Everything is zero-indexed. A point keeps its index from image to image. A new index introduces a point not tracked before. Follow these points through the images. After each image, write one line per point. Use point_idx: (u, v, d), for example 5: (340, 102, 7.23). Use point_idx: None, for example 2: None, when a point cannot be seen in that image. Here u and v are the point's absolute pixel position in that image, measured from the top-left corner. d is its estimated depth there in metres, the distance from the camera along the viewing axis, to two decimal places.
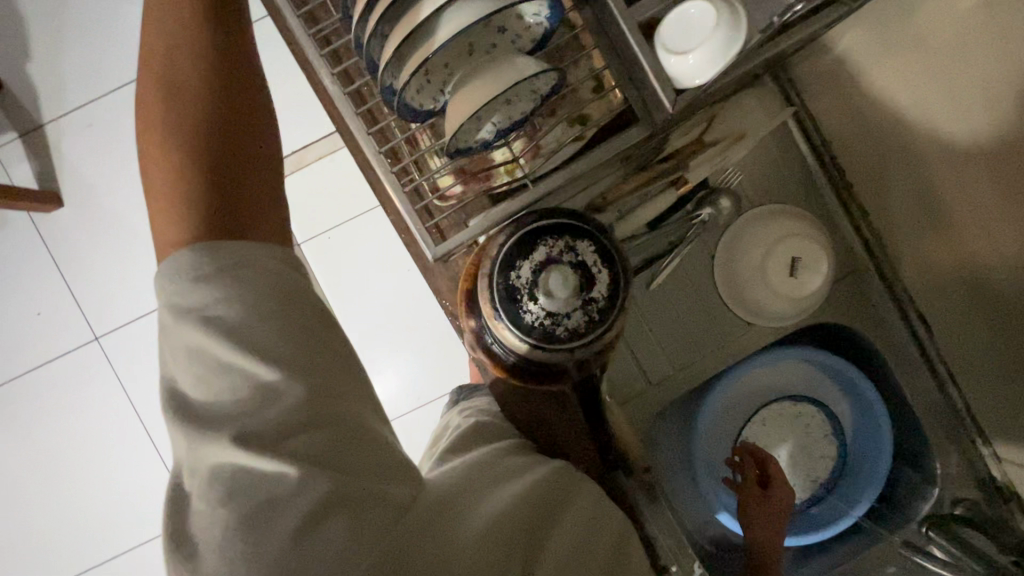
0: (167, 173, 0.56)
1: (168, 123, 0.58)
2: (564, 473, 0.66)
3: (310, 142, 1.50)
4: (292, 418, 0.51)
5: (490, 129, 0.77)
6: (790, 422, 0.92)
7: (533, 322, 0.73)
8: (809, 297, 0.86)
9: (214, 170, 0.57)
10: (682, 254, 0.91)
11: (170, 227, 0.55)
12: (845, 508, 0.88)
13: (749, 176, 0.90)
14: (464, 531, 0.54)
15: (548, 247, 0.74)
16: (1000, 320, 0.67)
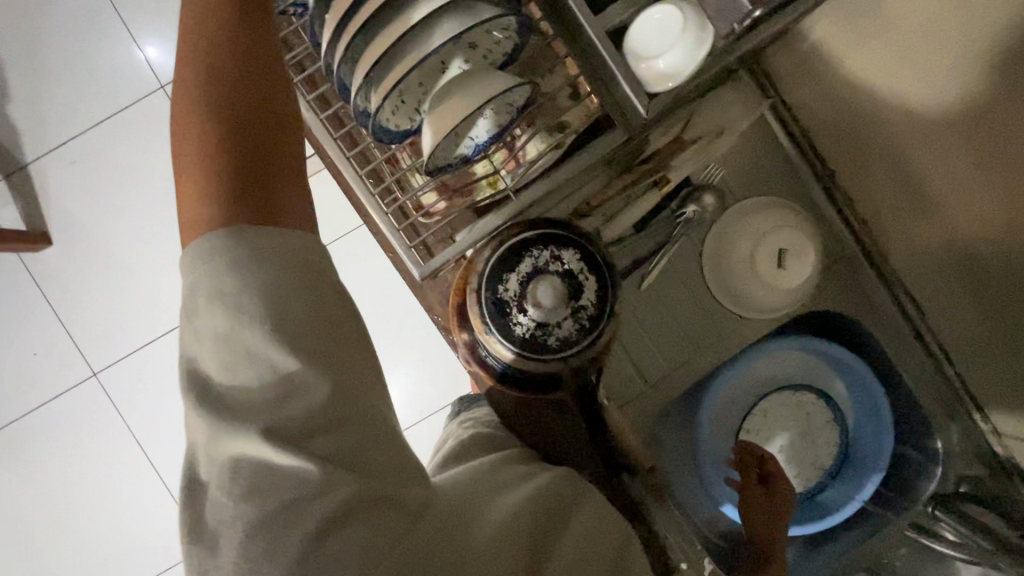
0: (198, 169, 0.47)
1: (204, 106, 0.49)
2: (576, 482, 0.61)
3: None
4: (309, 434, 0.44)
5: (468, 143, 0.64)
6: (792, 408, 0.90)
7: (527, 332, 0.60)
8: (801, 281, 0.80)
9: (245, 139, 0.49)
10: (668, 249, 0.82)
11: (201, 213, 0.46)
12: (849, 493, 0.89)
13: (733, 170, 0.86)
14: (486, 512, 0.52)
15: (534, 257, 0.62)
16: (996, 299, 0.69)
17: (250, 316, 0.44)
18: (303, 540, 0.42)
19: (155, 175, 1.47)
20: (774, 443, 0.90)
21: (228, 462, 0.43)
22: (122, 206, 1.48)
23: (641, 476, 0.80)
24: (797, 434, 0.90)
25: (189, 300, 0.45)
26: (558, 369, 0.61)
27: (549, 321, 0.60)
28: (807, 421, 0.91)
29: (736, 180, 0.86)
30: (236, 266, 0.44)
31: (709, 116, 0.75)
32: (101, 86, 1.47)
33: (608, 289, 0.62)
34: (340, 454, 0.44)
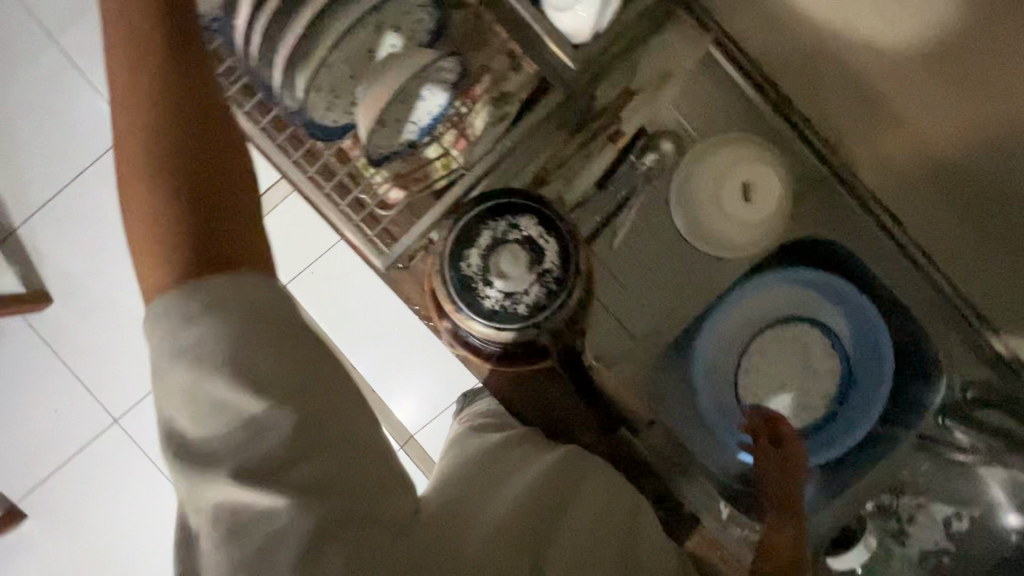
0: (147, 227, 0.47)
1: (143, 158, 0.48)
2: (581, 464, 0.63)
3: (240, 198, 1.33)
4: (284, 454, 0.44)
5: (412, 127, 0.65)
6: (787, 341, 0.89)
7: (497, 304, 0.61)
8: (774, 214, 0.80)
9: (191, 189, 0.47)
10: (635, 203, 0.82)
11: (158, 270, 0.46)
12: (863, 418, 0.85)
13: (691, 117, 0.85)
14: (489, 509, 0.54)
15: (492, 228, 0.61)
16: (976, 185, 0.80)
17: (208, 338, 0.44)
18: (293, 564, 0.42)
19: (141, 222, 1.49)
20: (778, 379, 0.88)
21: (209, 499, 0.43)
22: (114, 258, 1.51)
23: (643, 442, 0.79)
24: (798, 367, 0.89)
25: (148, 328, 0.45)
26: (535, 335, 0.61)
27: (515, 289, 0.61)
28: (806, 353, 0.89)
29: (695, 126, 0.85)
30: (187, 293, 0.44)
31: (650, 65, 0.73)
32: (74, 141, 1.50)
33: (572, 251, 0.61)
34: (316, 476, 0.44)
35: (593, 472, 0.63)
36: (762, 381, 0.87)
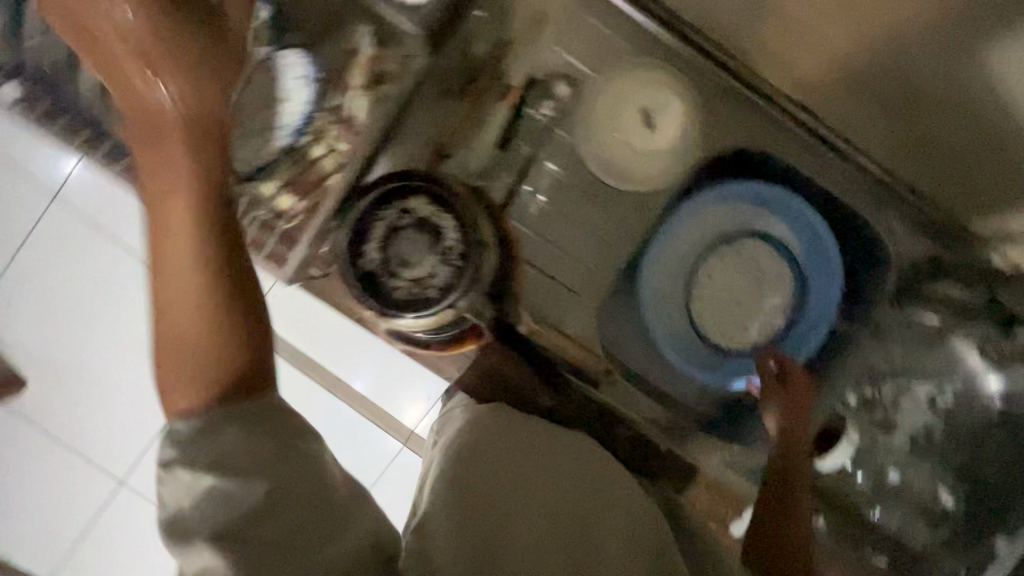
0: (180, 340, 0.43)
1: (178, 265, 0.43)
2: (560, 448, 0.62)
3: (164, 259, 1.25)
4: (254, 510, 0.40)
5: (286, 131, 0.65)
6: (734, 258, 0.86)
7: (407, 294, 0.58)
8: (676, 134, 0.80)
9: (227, 307, 0.44)
10: (547, 157, 0.79)
11: (185, 387, 0.42)
12: (818, 317, 0.85)
13: (583, 52, 0.79)
14: (472, 517, 0.52)
15: (385, 217, 0.59)
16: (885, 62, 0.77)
17: None
18: None
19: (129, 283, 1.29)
20: (729, 299, 0.86)
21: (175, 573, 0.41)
22: (88, 334, 1.30)
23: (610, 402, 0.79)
24: (749, 283, 0.86)
25: None
26: (453, 317, 0.59)
27: (422, 274, 0.59)
28: (755, 266, 0.86)
29: (591, 61, 0.79)
30: None
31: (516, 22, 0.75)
32: None
33: (472, 223, 0.60)
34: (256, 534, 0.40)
35: (570, 451, 0.63)
36: (713, 305, 0.86)
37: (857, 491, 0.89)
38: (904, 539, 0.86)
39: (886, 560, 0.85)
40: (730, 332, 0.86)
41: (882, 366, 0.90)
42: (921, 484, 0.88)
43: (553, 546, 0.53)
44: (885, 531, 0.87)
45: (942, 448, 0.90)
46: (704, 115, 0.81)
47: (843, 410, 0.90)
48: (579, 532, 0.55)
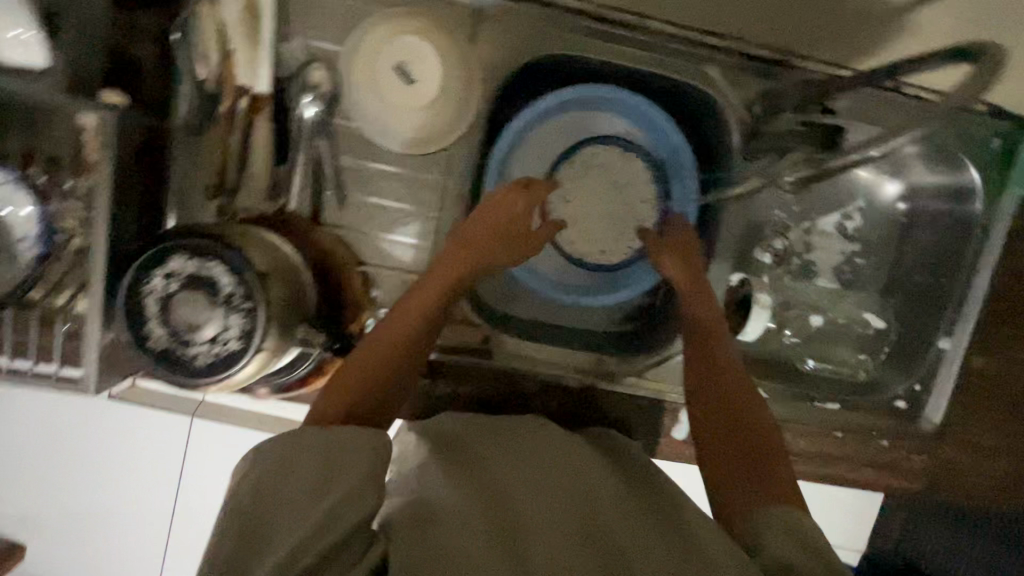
0: (370, 368, 0.60)
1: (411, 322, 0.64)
2: (539, 435, 0.66)
3: (42, 446, 0.98)
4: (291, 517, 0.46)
5: (26, 240, 0.58)
6: (582, 172, 0.82)
7: (212, 355, 0.56)
8: (441, 87, 0.68)
9: (397, 377, 0.62)
10: (337, 151, 0.71)
11: (339, 407, 0.57)
12: (680, 198, 0.80)
13: (317, 17, 0.67)
14: (453, 505, 0.53)
15: (150, 289, 0.54)
16: None
17: None
18: None
19: (46, 415, 0.98)
20: (593, 213, 0.83)
21: None
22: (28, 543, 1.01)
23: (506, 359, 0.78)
24: (607, 190, 0.82)
25: None
26: (268, 357, 0.56)
27: (216, 330, 0.55)
28: (605, 171, 0.82)
29: (327, 21, 0.67)
30: None
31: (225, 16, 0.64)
32: None
33: (240, 264, 0.54)
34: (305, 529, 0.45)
35: (549, 436, 0.66)
36: (579, 225, 0.83)
37: (789, 348, 0.88)
38: (843, 375, 0.88)
39: (838, 405, 0.85)
40: (605, 247, 0.84)
41: (781, 217, 0.89)
42: (849, 313, 0.90)
43: (542, 519, 0.54)
44: (825, 375, 0.88)
45: (862, 276, 0.91)
46: (473, 49, 0.69)
47: (757, 274, 0.89)
48: (566, 506, 0.56)
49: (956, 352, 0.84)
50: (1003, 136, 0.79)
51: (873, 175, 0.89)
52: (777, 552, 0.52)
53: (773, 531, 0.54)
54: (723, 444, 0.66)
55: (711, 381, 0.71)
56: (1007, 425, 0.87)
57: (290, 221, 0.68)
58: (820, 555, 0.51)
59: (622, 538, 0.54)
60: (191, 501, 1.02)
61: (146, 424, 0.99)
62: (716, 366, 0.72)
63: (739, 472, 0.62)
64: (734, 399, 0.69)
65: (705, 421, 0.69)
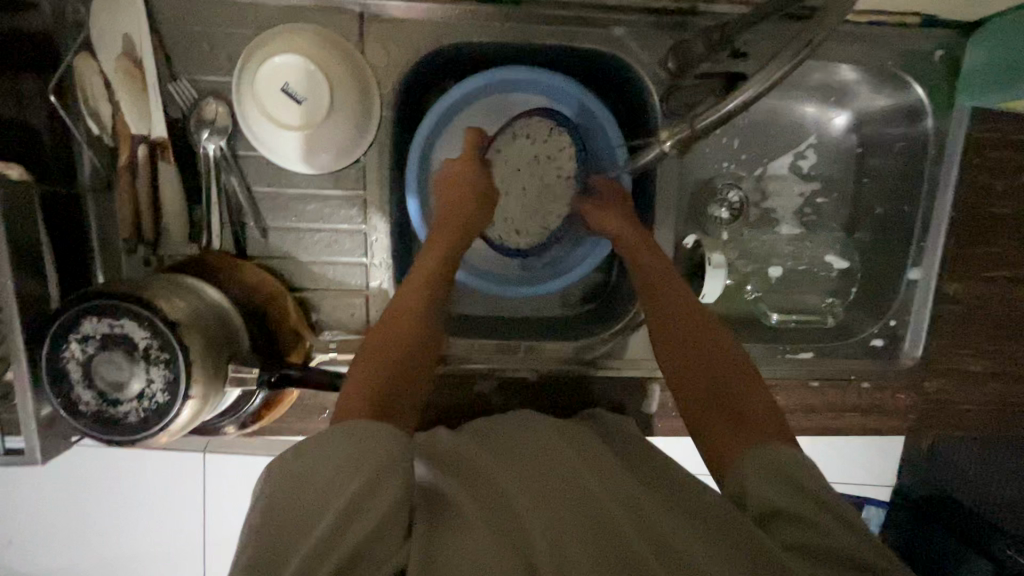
0: (375, 355, 0.60)
1: (417, 295, 0.64)
2: (557, 430, 0.64)
3: (51, 503, 1.01)
4: (330, 496, 0.47)
5: None
6: (504, 148, 0.78)
7: (139, 411, 0.55)
8: (328, 97, 0.65)
9: (403, 354, 0.60)
10: (247, 182, 0.70)
11: (352, 403, 0.55)
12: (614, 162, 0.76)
13: (199, 51, 0.66)
14: (468, 507, 0.52)
15: (70, 356, 0.55)
16: None
17: None
18: None
19: (47, 474, 1.00)
20: (517, 190, 0.80)
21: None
22: None
23: (459, 365, 0.77)
24: (527, 168, 0.79)
25: None
26: (195, 404, 0.56)
27: (138, 386, 0.55)
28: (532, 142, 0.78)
29: (211, 55, 0.66)
30: None
31: (108, 70, 0.64)
32: None
33: (145, 312, 0.54)
34: (335, 521, 0.45)
35: (572, 433, 0.64)
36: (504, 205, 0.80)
37: (752, 304, 0.86)
38: (813, 323, 0.84)
39: (810, 354, 0.81)
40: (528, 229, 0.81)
41: (728, 169, 0.85)
42: (812, 259, 0.86)
43: (567, 475, 0.56)
44: (793, 327, 0.84)
45: (823, 216, 0.87)
46: (363, 56, 0.67)
47: (713, 234, 0.86)
48: (588, 472, 0.56)
49: (928, 282, 0.80)
50: (945, 47, 0.75)
51: (819, 108, 0.84)
52: (765, 499, 0.50)
53: (761, 474, 0.52)
54: (693, 396, 0.61)
55: (669, 339, 0.65)
56: (998, 348, 0.82)
57: (211, 261, 0.68)
58: (809, 495, 0.49)
59: (656, 519, 0.51)
60: (222, 529, 1.04)
61: (163, 463, 1.01)
62: (671, 311, 0.66)
63: (717, 424, 0.58)
64: (697, 342, 0.63)
65: (675, 376, 0.63)
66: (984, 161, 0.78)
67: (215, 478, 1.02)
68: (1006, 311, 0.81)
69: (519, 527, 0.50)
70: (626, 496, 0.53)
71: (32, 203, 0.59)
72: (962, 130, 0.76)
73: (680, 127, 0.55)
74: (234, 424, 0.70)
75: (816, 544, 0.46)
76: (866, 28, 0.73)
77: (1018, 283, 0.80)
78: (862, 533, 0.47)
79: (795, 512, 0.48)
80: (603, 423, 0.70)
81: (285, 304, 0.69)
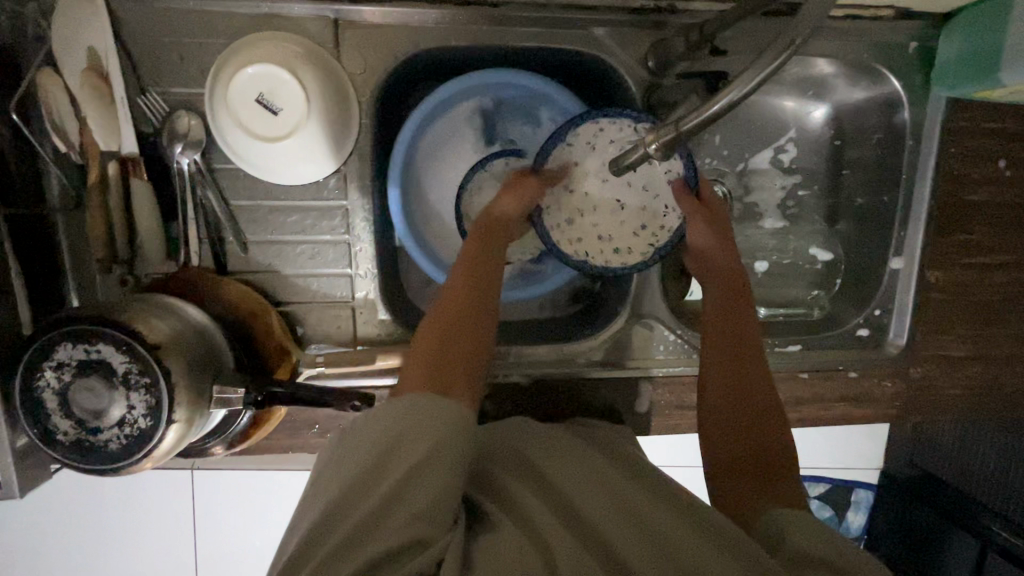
0: (436, 332, 0.58)
1: (467, 280, 0.63)
2: (565, 437, 0.64)
3: (36, 531, 0.97)
4: (360, 495, 0.46)
5: None
6: (592, 159, 0.71)
7: (120, 439, 0.53)
8: (307, 108, 0.63)
9: (464, 333, 0.58)
10: (225, 196, 0.68)
11: (414, 382, 0.54)
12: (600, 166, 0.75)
13: (169, 63, 0.64)
14: (502, 529, 0.51)
15: (45, 385, 0.53)
16: None
17: None
18: None
19: (29, 502, 0.96)
20: (608, 203, 0.72)
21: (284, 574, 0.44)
22: None
23: None
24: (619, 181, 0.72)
25: None
26: (179, 429, 0.54)
27: (119, 413, 0.53)
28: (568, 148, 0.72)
29: (182, 66, 0.64)
30: None
31: (72, 84, 0.62)
32: None
33: (124, 336, 0.52)
34: (363, 519, 0.44)
35: (570, 438, 0.64)
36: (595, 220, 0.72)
37: None
38: (799, 315, 0.87)
39: (799, 346, 0.82)
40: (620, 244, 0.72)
41: (712, 165, 0.85)
42: (795, 251, 0.88)
43: (596, 488, 0.55)
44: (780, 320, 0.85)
45: (806, 209, 0.88)
46: (340, 63, 0.66)
47: None
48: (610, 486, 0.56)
49: (910, 270, 0.81)
50: (918, 38, 0.76)
51: (798, 103, 0.85)
52: (801, 539, 0.50)
53: (796, 527, 0.52)
54: (735, 431, 0.63)
55: (723, 384, 0.65)
56: (984, 333, 0.83)
57: (190, 279, 0.66)
58: (845, 552, 0.48)
59: (652, 524, 0.51)
60: (213, 548, 1.02)
61: (150, 484, 0.98)
62: (723, 354, 0.66)
63: (755, 476, 0.59)
64: (750, 394, 0.64)
65: (728, 404, 0.64)
66: (961, 149, 0.78)
67: (205, 498, 1.00)
68: (986, 296, 0.82)
69: (554, 548, 0.49)
70: (621, 502, 0.54)
71: None
72: (939, 120, 0.77)
73: (666, 129, 0.54)
74: (221, 444, 0.69)
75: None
76: (842, 22, 0.74)
77: (996, 268, 0.81)
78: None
79: (825, 558, 0.48)
80: (598, 427, 0.70)
81: (267, 319, 0.68)
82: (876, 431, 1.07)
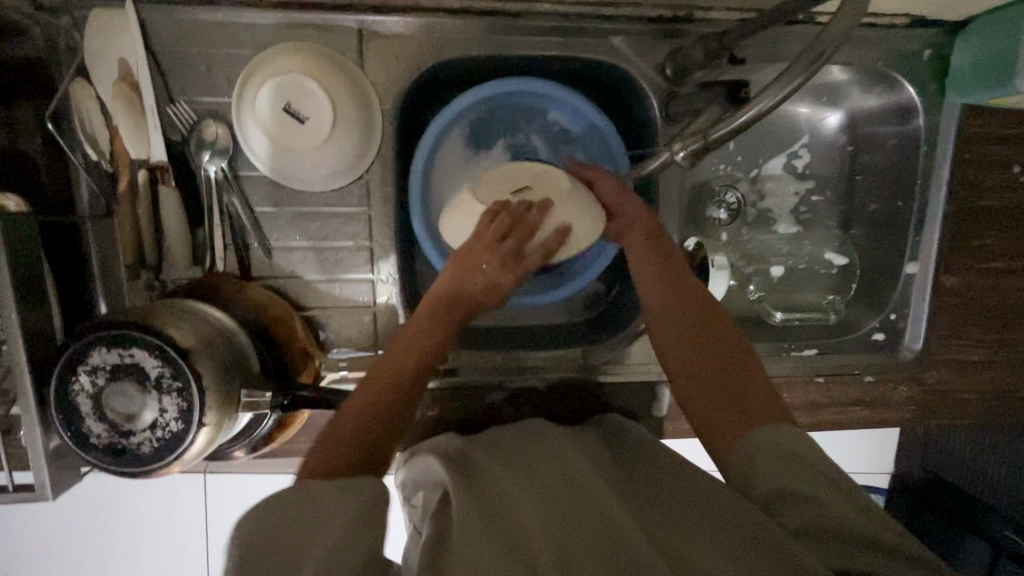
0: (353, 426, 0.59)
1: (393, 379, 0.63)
2: (571, 436, 0.66)
3: (62, 532, 0.98)
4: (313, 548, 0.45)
5: None
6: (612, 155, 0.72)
7: (153, 442, 0.54)
8: (332, 116, 0.64)
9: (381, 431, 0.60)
10: (250, 202, 0.69)
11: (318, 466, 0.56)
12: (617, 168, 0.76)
13: (198, 73, 0.65)
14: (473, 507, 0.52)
15: (80, 389, 0.54)
16: None
17: None
18: None
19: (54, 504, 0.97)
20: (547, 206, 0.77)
21: None
22: None
23: (470, 377, 0.77)
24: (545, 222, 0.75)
25: None
26: (209, 433, 0.55)
27: (152, 416, 0.54)
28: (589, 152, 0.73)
29: (211, 78, 0.66)
30: None
31: (106, 94, 0.63)
32: None
33: (157, 340, 0.53)
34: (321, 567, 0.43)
35: (580, 442, 0.65)
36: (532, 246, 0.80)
37: (755, 304, 0.87)
38: (815, 320, 0.85)
39: (815, 351, 0.82)
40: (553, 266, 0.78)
41: (726, 171, 0.86)
42: (810, 256, 0.88)
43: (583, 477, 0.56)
44: (796, 324, 0.85)
45: (820, 215, 0.89)
46: (364, 73, 0.67)
47: (713, 235, 0.87)
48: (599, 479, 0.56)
49: (925, 275, 0.81)
50: (933, 46, 0.77)
51: (813, 109, 0.86)
52: (776, 482, 0.52)
53: (769, 447, 0.54)
54: (692, 369, 0.63)
55: (670, 326, 0.67)
56: (996, 337, 0.83)
57: (216, 285, 0.67)
58: (815, 474, 0.51)
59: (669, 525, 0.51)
60: None
61: (172, 486, 0.99)
62: (669, 291, 0.68)
63: (724, 412, 0.59)
64: (705, 325, 0.65)
65: (679, 339, 0.65)
66: (975, 155, 0.79)
67: (225, 500, 1.00)
68: (1000, 300, 0.83)
69: (538, 527, 0.49)
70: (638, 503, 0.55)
71: (31, 230, 0.58)
72: (954, 125, 0.78)
73: (692, 139, 0.56)
74: (244, 448, 0.69)
75: (821, 526, 0.48)
76: (857, 30, 0.75)
77: (1012, 272, 0.82)
78: (863, 508, 0.49)
79: (797, 491, 0.50)
80: (613, 426, 0.71)
81: (287, 325, 0.69)
82: (887, 435, 1.08)
